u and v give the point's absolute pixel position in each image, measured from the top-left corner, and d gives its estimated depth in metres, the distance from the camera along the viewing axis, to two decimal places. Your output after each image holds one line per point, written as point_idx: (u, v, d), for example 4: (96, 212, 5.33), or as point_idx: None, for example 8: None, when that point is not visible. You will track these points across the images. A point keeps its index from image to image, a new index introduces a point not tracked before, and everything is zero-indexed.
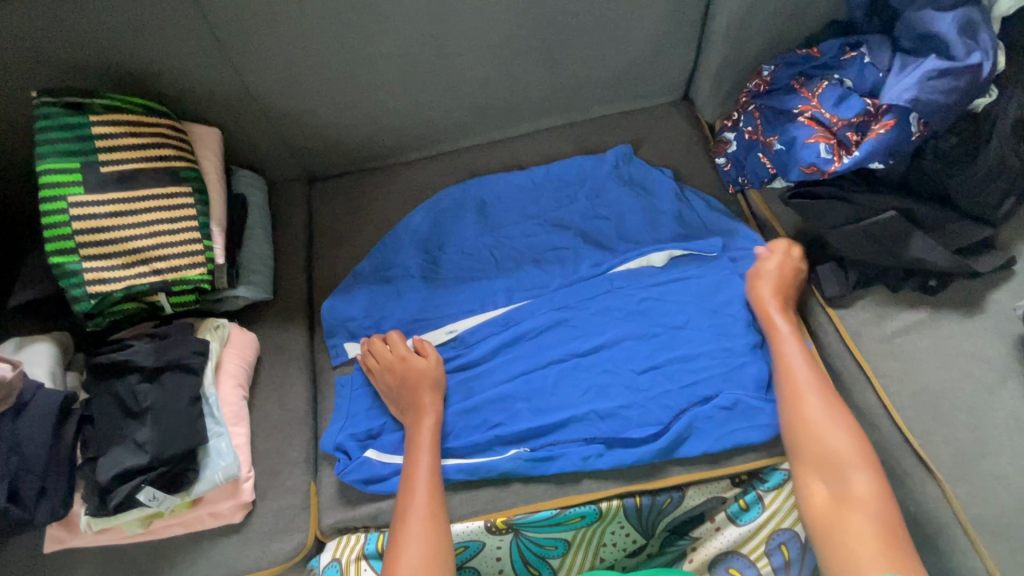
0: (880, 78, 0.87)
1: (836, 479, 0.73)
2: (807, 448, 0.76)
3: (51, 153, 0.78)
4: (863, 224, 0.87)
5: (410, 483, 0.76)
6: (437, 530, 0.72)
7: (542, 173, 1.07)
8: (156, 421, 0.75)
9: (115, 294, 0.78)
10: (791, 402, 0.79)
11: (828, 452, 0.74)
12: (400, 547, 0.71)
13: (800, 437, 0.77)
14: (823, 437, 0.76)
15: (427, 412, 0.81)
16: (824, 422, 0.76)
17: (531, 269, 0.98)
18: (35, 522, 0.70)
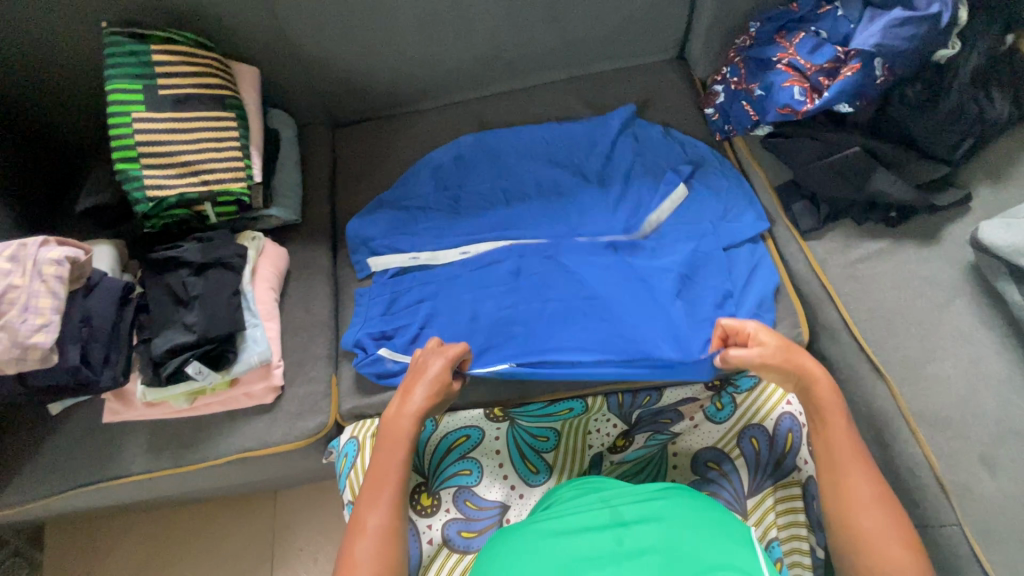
0: (851, 29, 0.96)
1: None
2: (851, 544, 0.68)
3: (117, 76, 0.90)
4: (831, 159, 0.96)
5: (378, 489, 0.73)
6: (393, 546, 0.69)
7: (554, 131, 1.15)
8: (203, 307, 0.87)
9: (169, 200, 0.90)
10: (835, 490, 0.71)
11: (871, 550, 0.67)
12: (352, 553, 0.69)
13: (845, 525, 0.69)
14: (867, 525, 0.68)
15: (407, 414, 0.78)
16: (864, 508, 0.69)
17: (532, 205, 1.08)
18: (100, 385, 0.83)
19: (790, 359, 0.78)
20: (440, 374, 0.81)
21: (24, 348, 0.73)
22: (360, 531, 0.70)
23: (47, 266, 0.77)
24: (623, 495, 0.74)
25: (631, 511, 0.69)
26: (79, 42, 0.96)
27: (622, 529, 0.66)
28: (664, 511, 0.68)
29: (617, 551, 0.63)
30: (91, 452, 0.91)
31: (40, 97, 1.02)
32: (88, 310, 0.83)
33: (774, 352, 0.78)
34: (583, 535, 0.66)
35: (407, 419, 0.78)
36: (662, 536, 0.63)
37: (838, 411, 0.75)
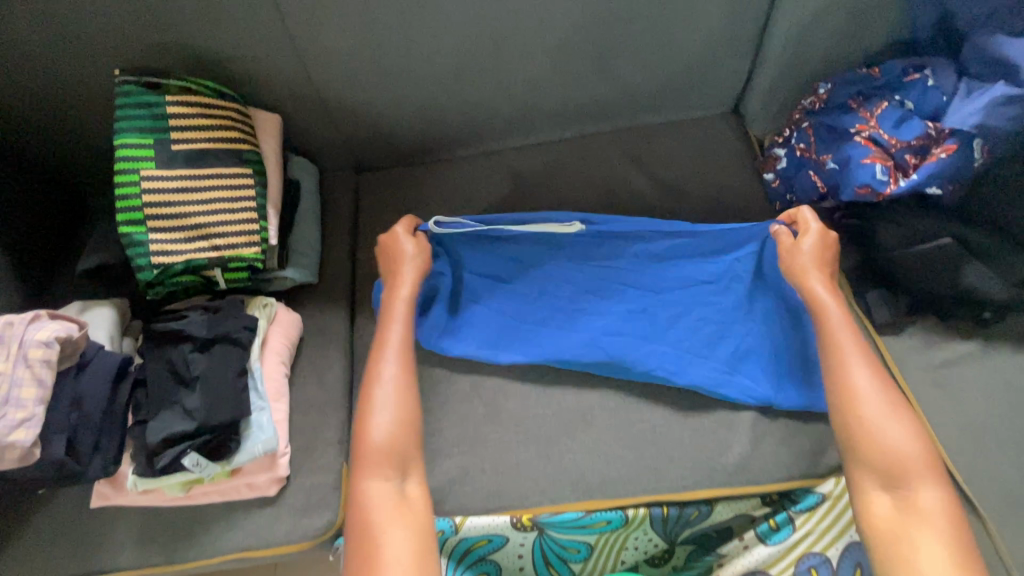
0: (944, 102, 0.86)
1: (903, 488, 0.70)
2: (879, 453, 0.71)
3: (128, 129, 0.82)
4: (915, 250, 0.84)
5: (381, 346, 0.81)
6: (405, 407, 0.77)
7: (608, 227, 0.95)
8: (204, 390, 0.78)
9: (175, 266, 0.82)
10: (849, 403, 0.74)
11: (898, 454, 0.70)
12: (367, 422, 0.76)
13: (868, 443, 0.71)
14: (897, 452, 0.71)
15: (402, 283, 0.86)
16: (887, 423, 0.72)
17: (605, 305, 0.92)
18: (88, 476, 0.74)
19: (806, 283, 0.81)
20: (421, 254, 0.88)
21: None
22: (373, 403, 0.76)
23: (34, 348, 0.69)
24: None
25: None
26: (91, 86, 0.89)
27: None
28: None
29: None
30: (74, 540, 0.82)
31: (52, 141, 0.95)
32: (78, 392, 0.74)
33: (817, 243, 0.82)
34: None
35: (400, 308, 0.84)
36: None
37: (858, 343, 0.77)
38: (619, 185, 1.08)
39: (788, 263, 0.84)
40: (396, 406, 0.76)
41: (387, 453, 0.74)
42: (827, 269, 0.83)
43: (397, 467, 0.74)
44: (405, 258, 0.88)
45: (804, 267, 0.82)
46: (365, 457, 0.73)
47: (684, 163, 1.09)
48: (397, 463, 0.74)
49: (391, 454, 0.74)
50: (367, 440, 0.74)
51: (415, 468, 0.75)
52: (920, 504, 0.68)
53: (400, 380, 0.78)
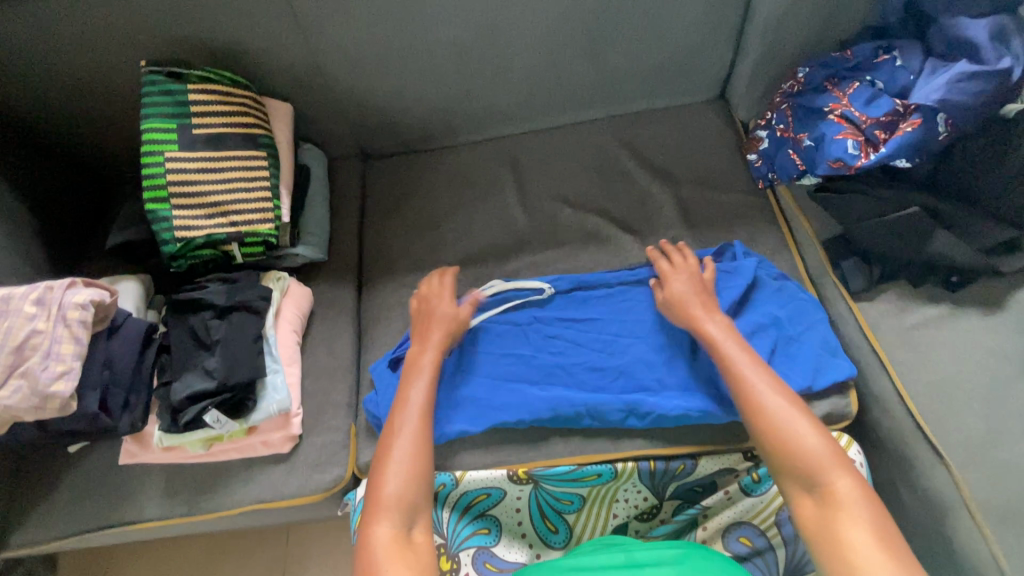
0: (911, 80, 0.92)
1: (818, 485, 0.66)
2: (778, 449, 0.70)
3: (153, 116, 0.90)
4: (884, 218, 0.90)
5: (401, 406, 0.79)
6: (417, 454, 0.75)
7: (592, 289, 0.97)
8: (224, 352, 0.85)
9: (197, 240, 0.89)
10: (754, 412, 0.73)
11: (806, 452, 0.68)
12: (386, 459, 0.75)
13: (780, 446, 0.70)
14: (806, 450, 0.68)
15: (431, 344, 0.86)
16: (787, 414, 0.71)
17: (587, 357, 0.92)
18: (118, 430, 0.81)
19: (698, 317, 0.84)
20: (448, 306, 0.91)
21: (43, 397, 0.71)
22: (388, 456, 0.75)
23: (71, 310, 0.75)
24: (637, 542, 0.72)
25: (645, 557, 0.67)
26: (118, 80, 0.97)
27: (635, 570, 0.64)
28: (678, 555, 0.65)
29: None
30: (104, 495, 0.89)
31: (80, 133, 1.04)
32: (110, 353, 0.81)
33: (685, 280, 0.89)
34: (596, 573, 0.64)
35: (425, 371, 0.83)
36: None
37: (746, 353, 0.79)
38: (611, 167, 1.14)
39: (667, 303, 0.88)
40: (406, 461, 0.74)
41: (395, 504, 0.70)
42: (711, 306, 0.86)
43: (401, 519, 0.70)
44: (445, 326, 0.88)
45: (680, 295, 0.87)
46: (377, 506, 0.70)
47: (673, 145, 1.15)
48: (405, 516, 0.70)
49: (403, 504, 0.71)
50: (381, 490, 0.72)
51: (422, 525, 0.71)
52: (835, 494, 0.65)
53: (414, 440, 0.76)
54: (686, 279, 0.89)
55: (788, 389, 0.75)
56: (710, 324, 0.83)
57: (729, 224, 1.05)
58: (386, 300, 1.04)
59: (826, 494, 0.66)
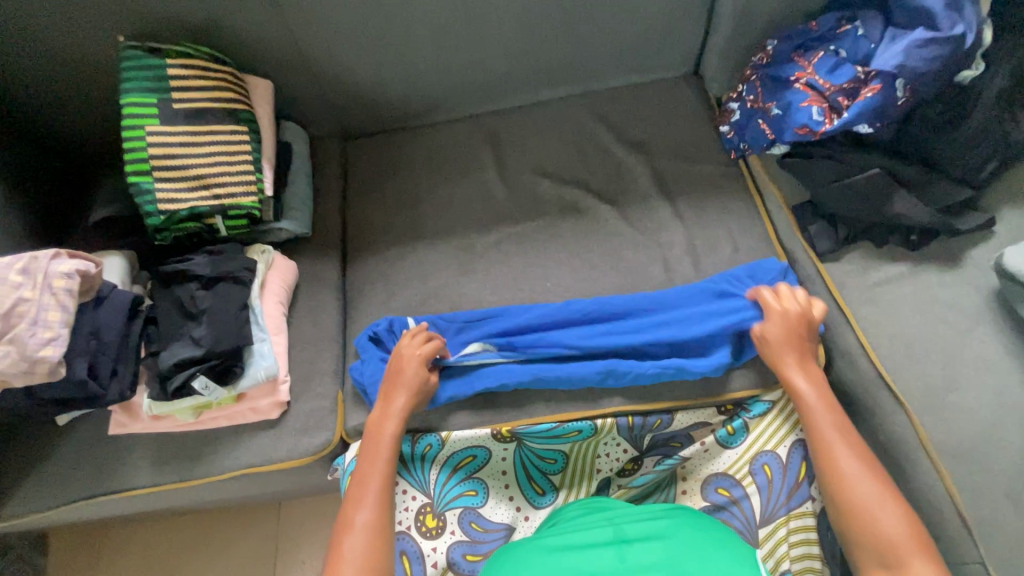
0: (871, 49, 0.95)
1: (894, 566, 0.68)
2: (855, 522, 0.72)
3: (134, 90, 0.91)
4: (848, 180, 0.94)
5: (362, 480, 0.79)
6: (380, 538, 0.74)
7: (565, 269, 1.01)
8: (210, 321, 0.87)
9: (181, 213, 0.91)
10: (835, 481, 0.76)
11: (884, 535, 0.70)
12: (341, 547, 0.73)
13: (858, 519, 0.72)
14: (885, 532, 0.70)
15: (394, 413, 0.84)
16: (875, 501, 0.72)
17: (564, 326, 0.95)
18: (107, 398, 0.82)
19: (784, 364, 0.85)
20: (416, 372, 0.87)
21: (31, 361, 0.73)
22: (349, 531, 0.74)
23: (57, 279, 0.76)
24: (627, 514, 0.78)
25: (634, 532, 0.73)
26: (95, 58, 0.97)
27: (624, 545, 0.70)
28: (665, 529, 0.72)
29: (617, 566, 0.66)
30: (94, 465, 0.90)
31: (58, 114, 1.04)
32: (97, 323, 0.82)
33: (793, 312, 0.87)
34: (587, 548, 0.70)
35: (387, 437, 0.83)
36: (663, 553, 0.67)
37: (839, 426, 0.80)
38: (589, 141, 1.17)
39: (761, 340, 0.88)
40: (363, 544, 0.73)
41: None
42: (806, 357, 0.86)
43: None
44: (411, 389, 0.86)
45: (766, 336, 0.87)
46: None
47: (648, 119, 1.18)
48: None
49: None
50: None
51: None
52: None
53: (371, 524, 0.75)
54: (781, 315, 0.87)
55: (881, 472, 0.76)
56: (800, 380, 0.83)
57: (703, 193, 1.09)
58: (370, 273, 1.07)
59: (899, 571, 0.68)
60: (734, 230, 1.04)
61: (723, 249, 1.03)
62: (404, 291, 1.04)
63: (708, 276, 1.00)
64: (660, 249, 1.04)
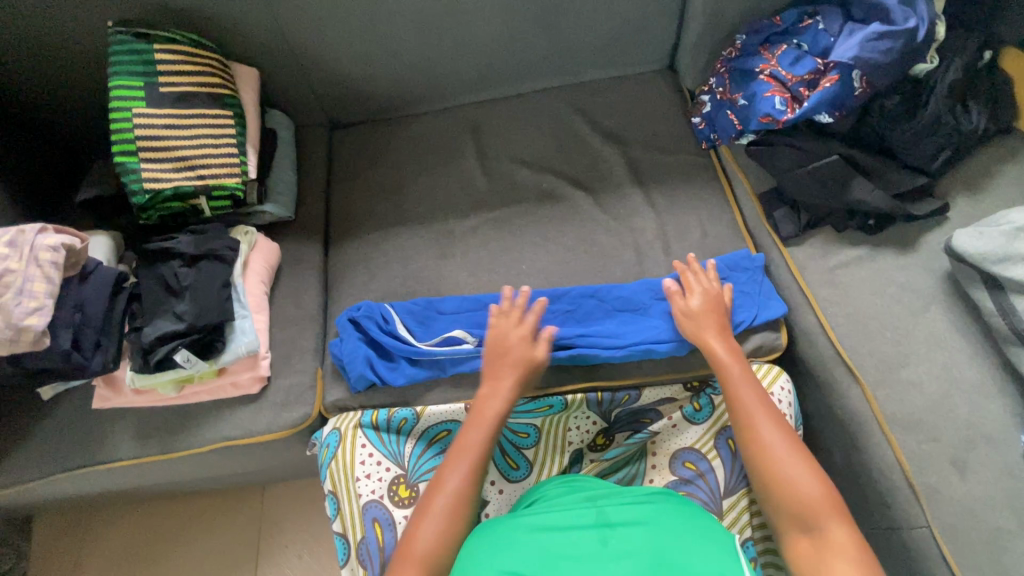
0: (831, 42, 0.99)
1: (816, 528, 0.69)
2: (777, 490, 0.73)
3: (121, 73, 0.94)
4: (809, 167, 0.98)
5: (453, 459, 0.79)
6: (456, 513, 0.75)
7: (546, 259, 1.06)
8: (193, 297, 0.90)
9: (165, 192, 0.94)
10: (758, 450, 0.76)
11: (804, 496, 0.71)
12: (418, 522, 0.74)
13: (778, 486, 0.73)
14: (804, 495, 0.71)
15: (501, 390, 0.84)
16: (791, 466, 0.73)
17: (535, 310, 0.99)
18: (90, 369, 0.85)
19: (706, 338, 0.88)
20: (524, 350, 0.88)
21: (16, 329, 0.75)
22: (427, 507, 0.75)
23: (43, 251, 0.79)
24: (608, 494, 0.78)
25: (618, 515, 0.72)
26: (86, 47, 1.01)
27: (608, 530, 0.70)
28: (650, 515, 0.71)
29: (600, 551, 0.67)
30: (77, 437, 0.93)
31: (50, 101, 1.08)
32: (81, 296, 0.85)
33: (707, 291, 0.93)
34: (570, 533, 0.70)
35: (487, 416, 0.82)
36: (647, 541, 0.67)
37: (758, 394, 0.81)
38: (566, 132, 1.20)
39: (686, 310, 0.91)
40: (442, 518, 0.74)
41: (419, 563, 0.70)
42: (723, 331, 0.89)
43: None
44: (513, 362, 0.87)
45: (695, 310, 0.91)
46: (407, 559, 0.71)
47: (624, 111, 1.22)
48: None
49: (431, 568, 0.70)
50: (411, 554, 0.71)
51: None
52: (831, 540, 0.67)
53: (456, 499, 0.75)
54: (701, 305, 0.91)
55: (798, 441, 0.77)
56: (721, 351, 0.86)
57: (675, 181, 1.13)
58: (352, 256, 1.10)
59: (818, 533, 0.69)
60: (704, 216, 1.09)
61: (693, 234, 1.07)
62: (384, 273, 1.07)
63: (677, 260, 1.04)
64: (632, 234, 1.08)
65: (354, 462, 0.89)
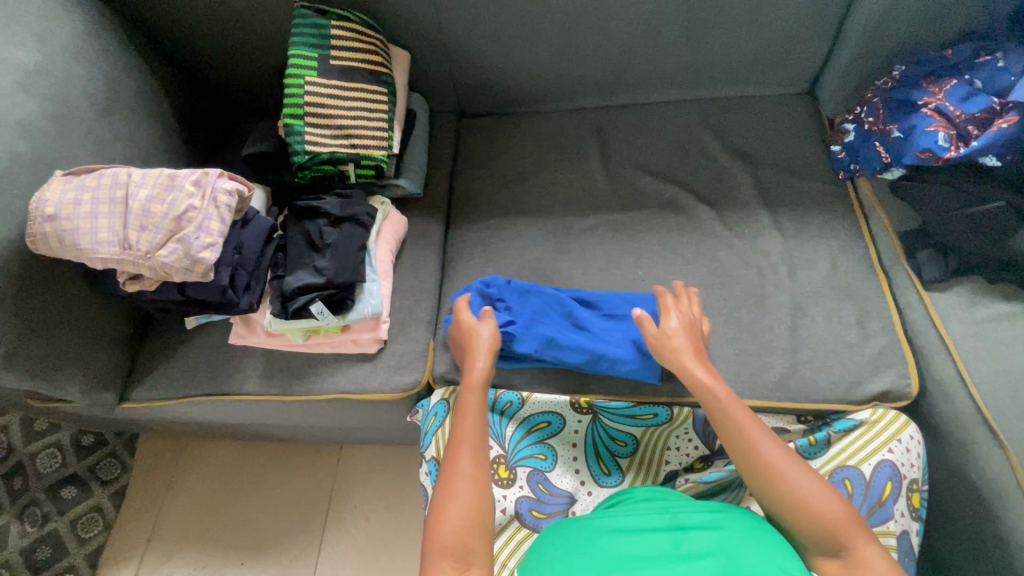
0: (1012, 81, 0.93)
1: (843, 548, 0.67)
2: (793, 506, 0.70)
3: (299, 44, 1.02)
4: (968, 211, 0.92)
5: (456, 442, 0.79)
6: (481, 487, 0.74)
7: (663, 268, 1.06)
8: (334, 255, 0.96)
9: (322, 155, 1.02)
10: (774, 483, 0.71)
11: (819, 513, 0.68)
12: (442, 507, 0.72)
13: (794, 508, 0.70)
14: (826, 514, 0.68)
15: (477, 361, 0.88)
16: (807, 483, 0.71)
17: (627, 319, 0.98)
18: (238, 306, 0.93)
19: (686, 363, 0.84)
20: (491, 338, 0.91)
21: (193, 261, 0.83)
22: (452, 493, 0.73)
23: (222, 195, 0.87)
24: (682, 504, 0.76)
25: (690, 519, 0.71)
26: (265, 29, 1.12)
27: (680, 533, 0.69)
28: (723, 520, 0.69)
29: (673, 552, 0.65)
30: (210, 368, 1.01)
31: (225, 68, 1.20)
32: (242, 240, 0.93)
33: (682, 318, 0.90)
34: (640, 536, 0.69)
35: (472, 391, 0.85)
36: (720, 541, 0.66)
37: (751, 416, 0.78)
38: (694, 145, 1.19)
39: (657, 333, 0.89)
40: (467, 502, 0.72)
41: (455, 546, 0.67)
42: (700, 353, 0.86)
43: (459, 561, 0.66)
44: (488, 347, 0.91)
45: (670, 333, 0.88)
46: (437, 547, 0.68)
47: (757, 131, 1.19)
48: (460, 559, 0.66)
49: (462, 548, 0.68)
50: (441, 536, 0.68)
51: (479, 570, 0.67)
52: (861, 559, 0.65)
53: (475, 477, 0.75)
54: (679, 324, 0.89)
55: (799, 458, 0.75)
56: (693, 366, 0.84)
57: (806, 207, 1.09)
58: (471, 239, 1.14)
59: (849, 556, 0.66)
60: (834, 247, 1.04)
61: (821, 264, 1.02)
62: (500, 259, 1.10)
63: (801, 288, 1.00)
64: (755, 255, 1.05)
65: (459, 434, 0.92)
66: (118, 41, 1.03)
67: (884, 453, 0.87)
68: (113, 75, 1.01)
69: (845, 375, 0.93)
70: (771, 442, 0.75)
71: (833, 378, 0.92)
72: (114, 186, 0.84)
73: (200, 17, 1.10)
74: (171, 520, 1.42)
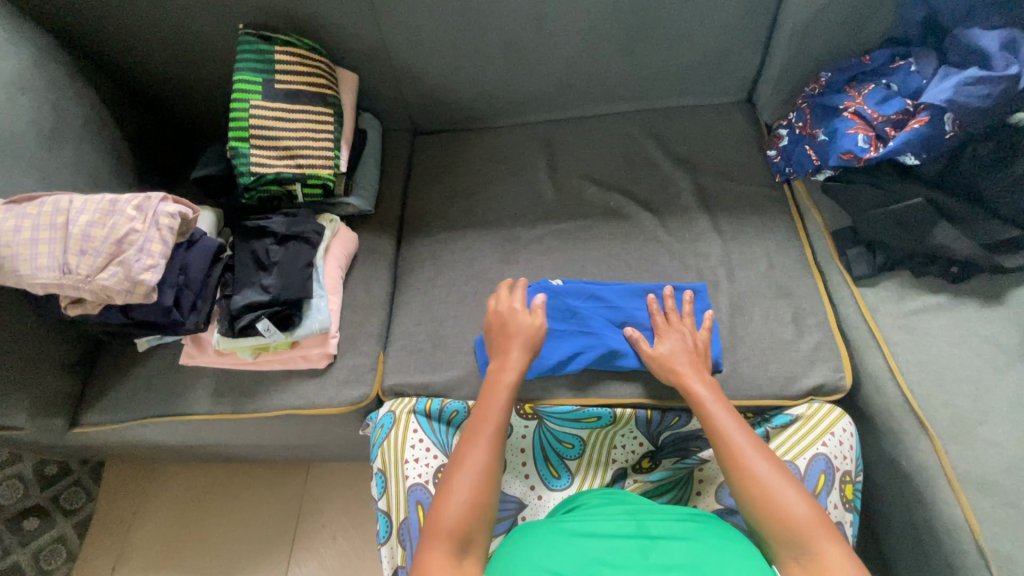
0: (923, 84, 0.98)
1: (806, 552, 0.67)
2: (767, 509, 0.71)
3: (245, 69, 1.05)
4: (889, 208, 0.96)
5: (457, 463, 0.78)
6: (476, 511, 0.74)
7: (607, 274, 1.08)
8: (280, 273, 0.98)
9: (268, 176, 1.04)
10: (744, 481, 0.74)
11: (792, 519, 0.69)
12: (436, 528, 0.71)
13: (769, 509, 0.71)
14: (795, 518, 0.69)
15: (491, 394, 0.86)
16: (780, 487, 0.72)
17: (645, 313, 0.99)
18: (184, 326, 0.94)
19: (685, 375, 0.87)
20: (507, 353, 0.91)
21: (133, 282, 0.84)
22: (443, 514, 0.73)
23: (164, 217, 0.89)
24: (650, 512, 0.76)
25: (658, 529, 0.71)
26: (214, 58, 1.16)
27: (648, 541, 0.68)
28: (691, 532, 0.69)
29: (642, 561, 0.64)
30: (161, 389, 1.02)
31: (178, 95, 1.24)
32: (186, 261, 0.95)
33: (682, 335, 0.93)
34: (608, 539, 0.68)
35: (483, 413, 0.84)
36: (688, 554, 0.65)
37: (739, 423, 0.80)
38: (638, 154, 1.23)
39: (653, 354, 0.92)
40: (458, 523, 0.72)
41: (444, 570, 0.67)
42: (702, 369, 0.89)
43: None
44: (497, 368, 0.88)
45: (664, 356, 0.91)
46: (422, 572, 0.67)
47: (698, 138, 1.23)
48: None
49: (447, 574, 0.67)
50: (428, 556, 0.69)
51: None
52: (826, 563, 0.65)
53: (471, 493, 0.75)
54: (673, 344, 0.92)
55: (784, 468, 0.76)
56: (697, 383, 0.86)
57: (744, 210, 1.12)
58: (422, 252, 1.16)
59: (815, 559, 0.66)
60: (771, 248, 1.07)
61: (759, 264, 1.06)
62: (451, 271, 1.12)
63: (740, 289, 1.03)
64: (696, 258, 1.08)
65: (405, 445, 0.94)
66: (67, 71, 1.06)
67: (818, 445, 0.90)
68: (61, 106, 1.03)
69: (781, 371, 0.95)
70: (749, 447, 0.77)
71: (770, 375, 0.95)
72: (55, 213, 0.86)
73: (151, 49, 1.14)
74: (136, 546, 1.40)
